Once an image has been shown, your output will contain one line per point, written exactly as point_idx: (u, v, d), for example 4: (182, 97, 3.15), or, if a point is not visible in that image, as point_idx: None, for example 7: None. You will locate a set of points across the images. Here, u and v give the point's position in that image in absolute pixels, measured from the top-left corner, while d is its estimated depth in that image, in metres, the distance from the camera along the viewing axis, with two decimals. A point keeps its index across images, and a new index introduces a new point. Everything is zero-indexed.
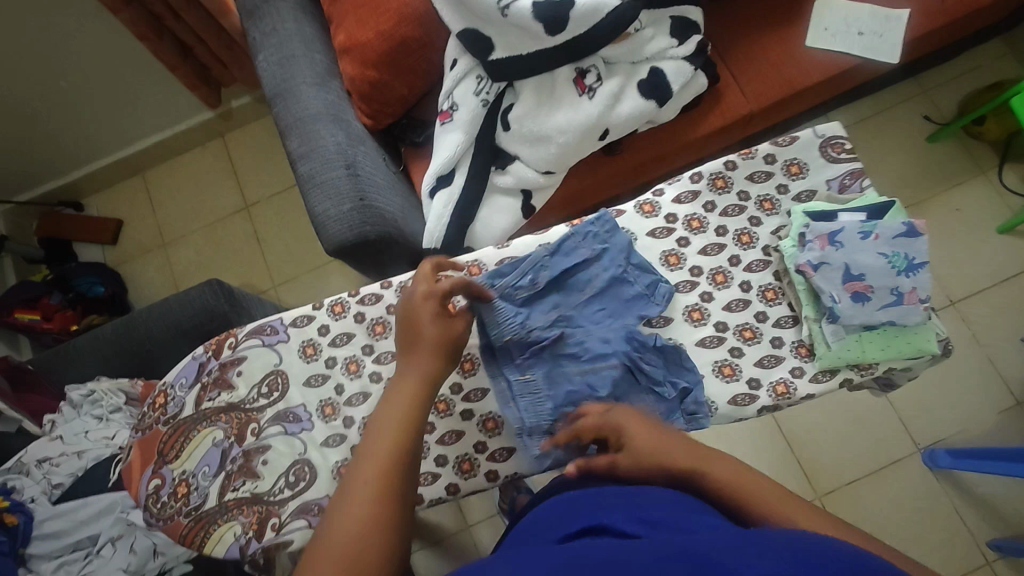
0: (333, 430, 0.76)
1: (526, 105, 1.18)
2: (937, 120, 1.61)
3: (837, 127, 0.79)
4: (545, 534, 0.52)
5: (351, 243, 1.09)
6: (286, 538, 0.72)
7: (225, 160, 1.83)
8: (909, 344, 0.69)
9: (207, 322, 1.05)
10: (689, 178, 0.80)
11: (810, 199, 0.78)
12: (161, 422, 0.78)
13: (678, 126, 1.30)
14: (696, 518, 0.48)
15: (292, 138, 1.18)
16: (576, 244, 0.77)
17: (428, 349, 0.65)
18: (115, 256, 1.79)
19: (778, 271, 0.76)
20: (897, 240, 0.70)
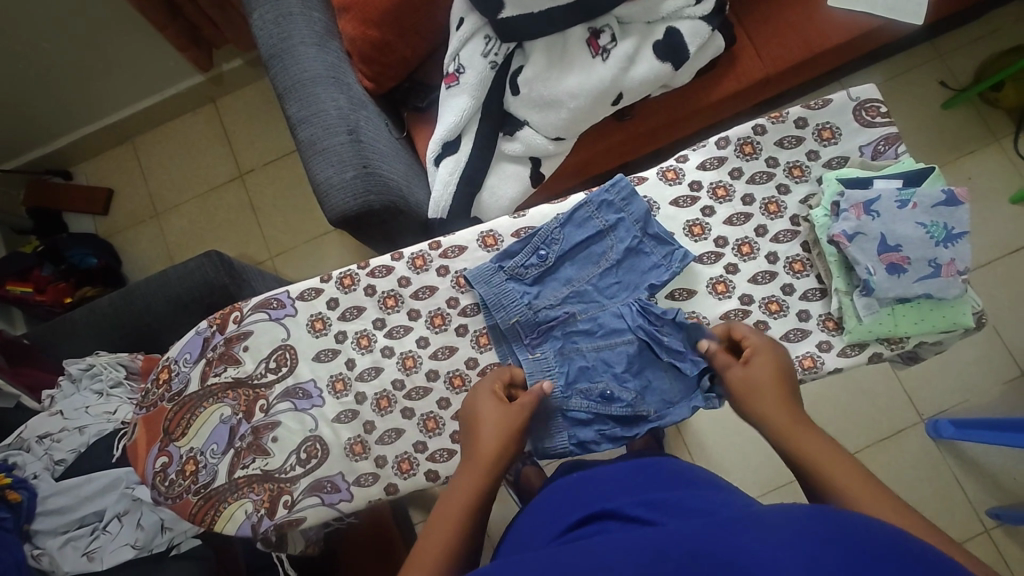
0: (345, 406, 0.73)
1: (536, 67, 1.12)
2: (953, 86, 1.56)
3: (872, 90, 0.75)
4: (551, 528, 0.56)
5: (355, 213, 1.05)
6: (298, 515, 0.70)
7: (218, 126, 1.76)
8: (944, 318, 0.67)
9: (208, 294, 1.02)
10: (715, 144, 0.76)
11: (841, 166, 0.74)
12: (165, 399, 0.76)
13: (692, 91, 1.25)
14: (695, 498, 0.51)
15: (290, 101, 1.12)
16: (590, 214, 0.74)
17: (506, 416, 0.64)
18: (108, 227, 1.74)
19: (807, 242, 0.73)
20: (937, 209, 0.66)
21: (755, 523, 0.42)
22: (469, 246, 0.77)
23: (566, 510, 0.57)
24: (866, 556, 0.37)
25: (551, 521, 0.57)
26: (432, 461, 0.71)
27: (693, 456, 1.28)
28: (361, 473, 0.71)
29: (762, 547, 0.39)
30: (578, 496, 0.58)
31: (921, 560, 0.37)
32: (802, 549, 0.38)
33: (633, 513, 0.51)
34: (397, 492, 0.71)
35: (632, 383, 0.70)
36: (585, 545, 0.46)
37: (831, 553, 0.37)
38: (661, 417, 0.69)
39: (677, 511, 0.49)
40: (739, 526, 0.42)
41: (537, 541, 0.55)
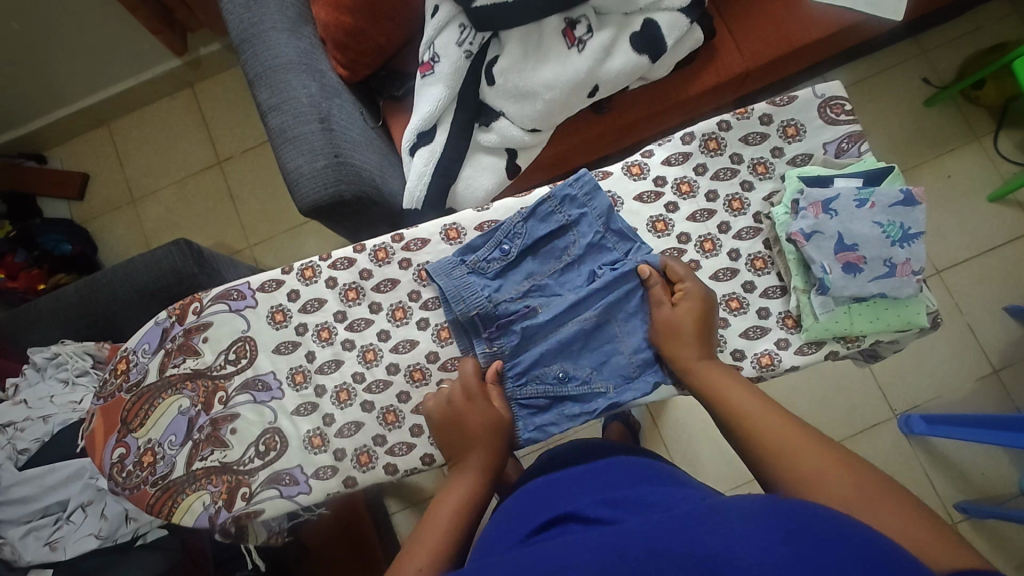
0: (305, 398, 0.73)
1: (512, 57, 1.11)
2: (936, 83, 1.56)
3: (837, 87, 0.75)
4: (514, 530, 0.54)
5: (324, 202, 1.04)
6: (256, 508, 0.70)
7: (195, 111, 1.73)
8: (899, 317, 0.67)
9: (175, 283, 1.01)
10: (680, 139, 0.75)
11: (805, 163, 0.74)
12: (124, 389, 0.75)
13: (670, 84, 1.24)
14: (654, 492, 0.51)
15: (261, 88, 1.11)
16: (552, 208, 0.74)
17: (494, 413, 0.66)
18: (83, 213, 1.72)
19: (768, 239, 0.73)
20: (894, 208, 0.66)
21: (715, 516, 0.41)
22: (432, 239, 0.76)
23: (529, 511, 0.56)
24: (825, 548, 0.37)
25: (514, 522, 0.55)
26: (391, 454, 0.71)
27: (668, 447, 1.29)
28: (319, 466, 0.71)
29: (723, 542, 0.39)
30: (542, 499, 0.57)
31: (872, 549, 0.38)
32: (763, 544, 0.38)
33: (595, 512, 0.49)
34: (355, 485, 0.71)
35: (587, 363, 0.70)
36: (550, 545, 0.44)
37: (790, 546, 0.37)
38: (618, 395, 0.69)
39: (638, 507, 0.48)
40: (700, 519, 0.41)
41: (500, 543, 0.53)
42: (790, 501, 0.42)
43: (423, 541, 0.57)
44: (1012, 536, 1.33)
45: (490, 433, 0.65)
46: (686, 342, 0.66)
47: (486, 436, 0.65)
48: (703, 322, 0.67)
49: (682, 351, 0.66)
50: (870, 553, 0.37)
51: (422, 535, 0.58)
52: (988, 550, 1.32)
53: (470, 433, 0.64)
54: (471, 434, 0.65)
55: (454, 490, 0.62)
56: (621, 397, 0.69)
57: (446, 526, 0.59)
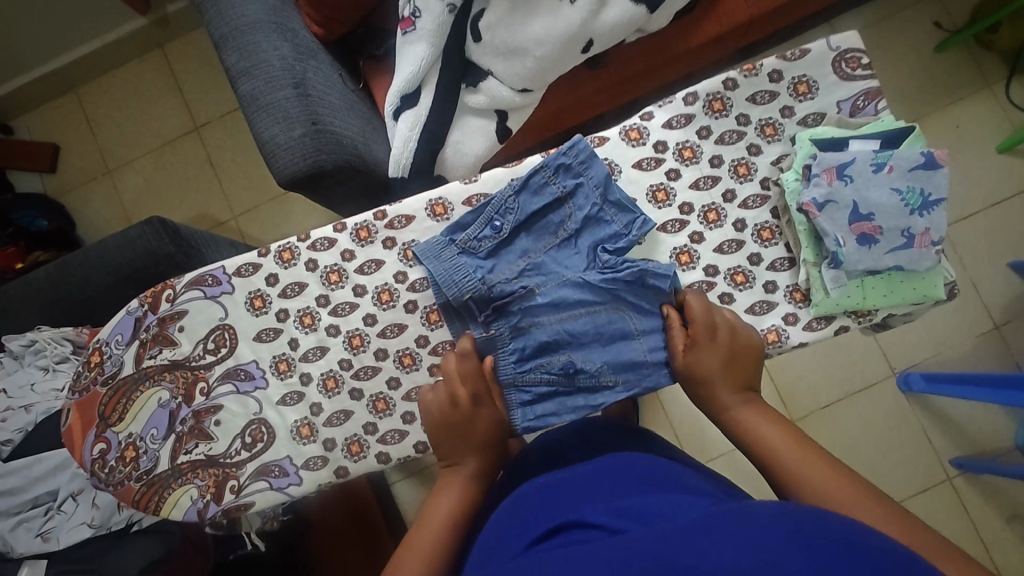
0: (290, 387, 0.70)
1: (499, 10, 1.02)
2: (947, 27, 1.47)
3: (853, 37, 0.69)
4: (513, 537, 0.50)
5: (305, 175, 0.98)
6: (246, 500, 0.67)
7: (166, 75, 1.63)
8: (915, 290, 0.63)
9: (152, 265, 0.96)
10: (682, 100, 0.69)
11: (817, 124, 0.68)
12: (99, 383, 0.71)
13: (668, 36, 1.16)
14: (667, 499, 0.47)
15: (229, 50, 1.03)
16: (546, 179, 0.69)
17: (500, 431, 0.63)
18: (57, 187, 1.64)
19: (776, 208, 0.68)
20: (914, 173, 0.62)
21: (725, 526, 0.38)
22: (417, 215, 0.71)
23: (531, 510, 0.51)
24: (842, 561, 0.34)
25: (514, 526, 0.51)
26: (383, 443, 0.69)
27: (667, 411, 1.28)
28: (309, 456, 0.69)
29: (730, 553, 0.35)
30: (541, 498, 0.53)
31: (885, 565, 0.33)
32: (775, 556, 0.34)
33: (599, 520, 0.45)
34: (347, 475, 0.69)
35: (590, 345, 0.66)
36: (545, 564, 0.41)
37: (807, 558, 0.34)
38: (626, 389, 0.65)
39: (643, 514, 0.45)
40: (710, 531, 0.38)
41: (500, 554, 0.49)
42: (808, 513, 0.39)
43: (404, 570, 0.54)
44: (1007, 489, 1.34)
45: (484, 449, 0.62)
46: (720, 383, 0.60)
47: (480, 451, 0.61)
48: (735, 360, 0.61)
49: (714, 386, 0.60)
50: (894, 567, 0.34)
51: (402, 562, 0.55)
52: (982, 503, 1.34)
53: (465, 452, 0.61)
54: (465, 450, 0.61)
55: (440, 509, 0.58)
56: (624, 388, 0.66)
57: (429, 552, 0.55)
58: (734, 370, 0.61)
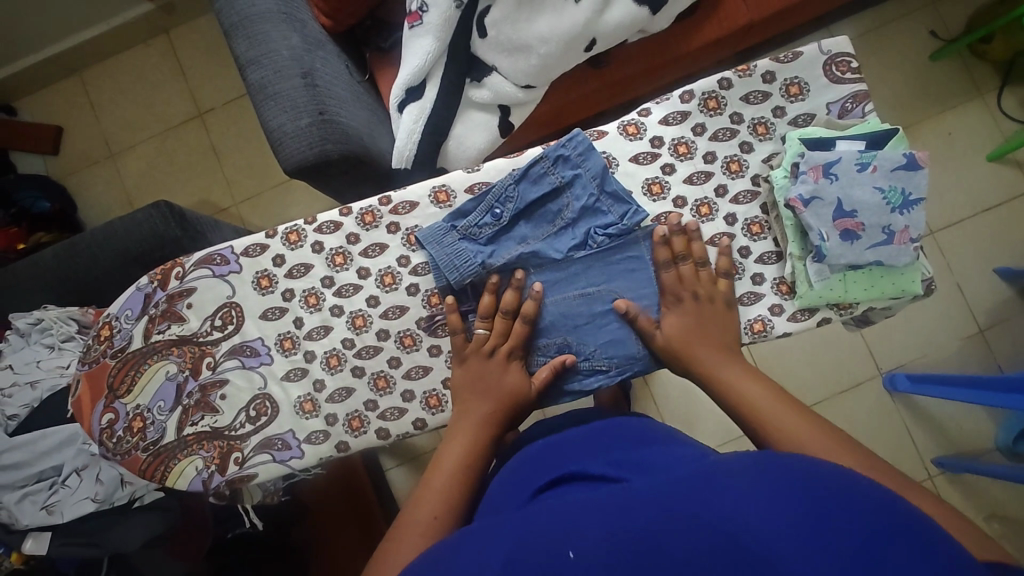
0: (294, 364, 0.73)
1: (504, 7, 1.05)
2: (942, 36, 1.50)
3: (844, 43, 0.72)
4: (521, 490, 0.54)
5: (311, 162, 1.00)
6: (249, 472, 0.70)
7: (171, 60, 1.65)
8: (893, 284, 0.66)
9: (159, 246, 0.98)
10: (679, 97, 0.72)
11: (807, 124, 0.71)
12: (108, 355, 0.74)
13: (669, 37, 1.19)
14: (661, 454, 0.51)
15: (239, 38, 1.05)
16: (545, 169, 0.71)
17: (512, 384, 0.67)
18: (60, 169, 1.66)
19: (765, 203, 0.71)
20: (896, 173, 0.64)
21: (720, 478, 0.41)
22: (421, 202, 0.74)
23: (535, 476, 0.55)
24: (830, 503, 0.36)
25: (523, 482, 0.55)
26: (382, 419, 0.71)
27: (658, 404, 1.31)
28: (311, 431, 0.71)
29: (726, 496, 0.39)
30: (547, 459, 0.57)
31: (868, 497, 0.37)
32: (767, 500, 0.37)
33: (601, 472, 0.49)
34: (348, 450, 0.71)
35: (588, 332, 0.70)
36: (556, 504, 0.45)
37: (798, 500, 0.37)
38: (618, 373, 0.70)
39: (644, 469, 0.48)
40: (710, 480, 0.40)
41: (510, 504, 0.53)
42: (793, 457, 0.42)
43: (422, 508, 0.57)
44: (987, 489, 1.38)
45: (501, 399, 0.66)
46: (699, 343, 0.65)
47: (496, 402, 0.65)
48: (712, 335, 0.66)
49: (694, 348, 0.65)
50: (878, 506, 0.37)
51: (418, 502, 0.58)
52: (962, 502, 1.38)
53: (479, 402, 0.66)
54: (478, 402, 0.66)
55: (454, 452, 0.62)
56: (614, 372, 0.70)
57: (442, 493, 0.58)
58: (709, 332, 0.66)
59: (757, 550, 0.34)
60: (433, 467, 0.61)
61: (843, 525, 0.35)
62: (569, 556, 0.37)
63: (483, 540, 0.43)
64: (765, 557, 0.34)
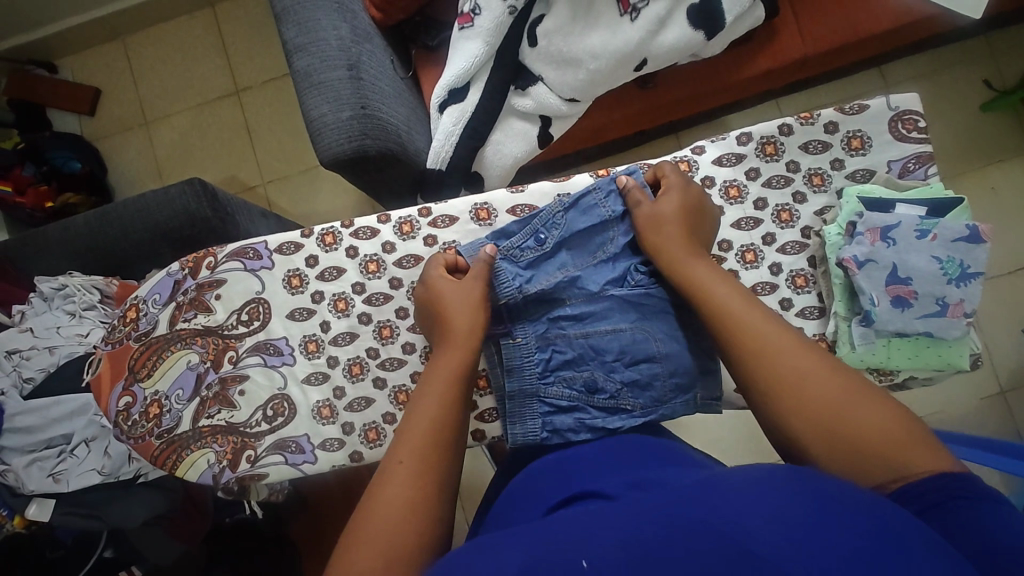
0: (316, 367, 0.72)
1: (559, 18, 1.03)
2: (996, 87, 1.46)
3: (913, 99, 0.69)
4: (531, 505, 0.53)
5: (349, 158, 0.99)
6: (260, 471, 0.69)
7: (214, 33, 1.64)
8: (939, 357, 0.64)
9: (189, 225, 0.98)
10: (736, 139, 0.70)
11: (865, 180, 0.69)
12: (132, 338, 0.74)
13: (721, 64, 1.16)
14: (674, 473, 0.50)
15: (288, 25, 1.04)
16: (596, 201, 0.71)
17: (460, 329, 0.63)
18: (93, 131, 1.66)
19: (814, 256, 0.69)
20: (956, 244, 0.62)
21: (724, 490, 0.40)
22: (461, 217, 0.73)
23: (547, 491, 0.54)
24: (834, 516, 0.36)
25: (535, 497, 0.54)
26: None
27: None
28: (326, 437, 0.70)
29: (734, 507, 0.38)
30: (559, 476, 0.56)
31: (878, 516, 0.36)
32: (773, 504, 0.37)
33: (613, 489, 0.48)
34: (361, 460, 0.70)
35: (618, 373, 0.67)
36: (566, 516, 0.44)
37: (804, 510, 0.36)
38: (643, 416, 0.66)
39: (652, 486, 0.47)
40: (717, 493, 0.40)
41: (521, 517, 0.52)
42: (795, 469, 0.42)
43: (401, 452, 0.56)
44: None
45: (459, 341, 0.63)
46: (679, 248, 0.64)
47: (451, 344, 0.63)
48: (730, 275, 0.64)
49: (672, 250, 0.64)
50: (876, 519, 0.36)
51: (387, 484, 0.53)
52: None
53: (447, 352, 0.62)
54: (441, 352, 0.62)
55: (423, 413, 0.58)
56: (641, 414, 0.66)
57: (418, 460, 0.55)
58: (689, 230, 0.66)
59: (756, 552, 0.34)
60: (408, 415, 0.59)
61: (847, 536, 0.34)
62: (582, 565, 0.36)
63: (491, 546, 0.42)
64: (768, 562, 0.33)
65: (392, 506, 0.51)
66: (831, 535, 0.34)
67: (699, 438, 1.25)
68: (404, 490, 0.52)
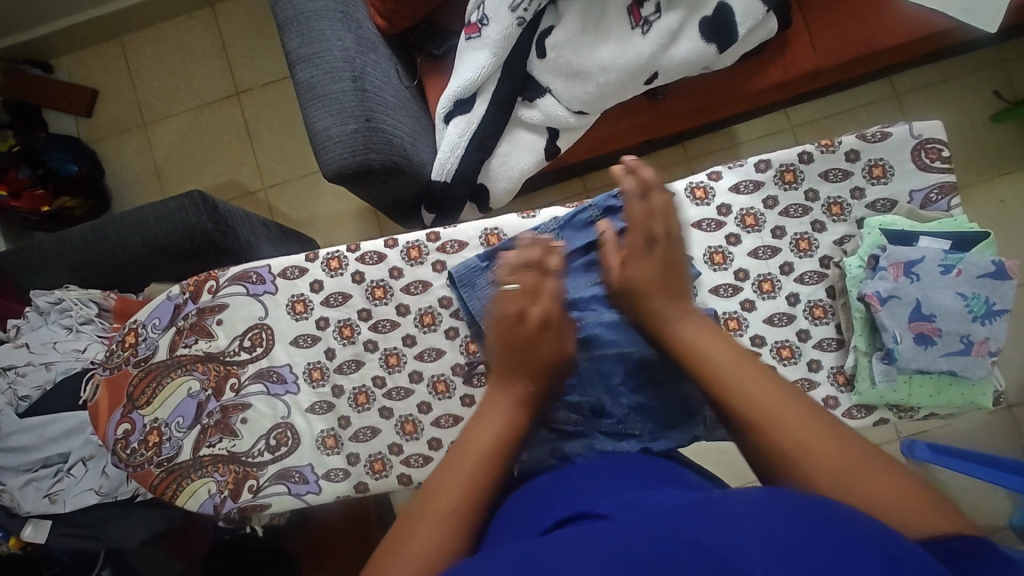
0: (320, 397, 0.70)
1: (568, 30, 1.01)
2: (1007, 98, 1.44)
3: (936, 126, 0.67)
4: (520, 528, 0.49)
5: (353, 171, 0.96)
6: (262, 501, 0.68)
7: (214, 34, 1.61)
8: (961, 396, 0.63)
9: (189, 240, 0.95)
10: (754, 165, 0.69)
11: (886, 210, 0.67)
12: (131, 363, 0.72)
13: (731, 76, 1.14)
14: (653, 490, 0.49)
15: (291, 34, 1.01)
16: (593, 222, 0.72)
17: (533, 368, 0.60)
18: (90, 132, 1.63)
19: (833, 287, 0.67)
20: (982, 280, 0.61)
21: (723, 509, 0.39)
22: (470, 242, 0.71)
23: (539, 510, 0.50)
24: (833, 546, 0.35)
25: (526, 517, 0.50)
26: (406, 465, 0.68)
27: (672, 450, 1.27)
28: (331, 467, 0.69)
29: (726, 526, 0.37)
30: (553, 494, 0.52)
31: (870, 539, 0.36)
32: (767, 526, 0.36)
33: (602, 507, 0.47)
34: (367, 491, 0.69)
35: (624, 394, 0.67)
36: (563, 539, 0.40)
37: (797, 532, 0.36)
38: (652, 441, 0.65)
39: (632, 504, 0.47)
40: (703, 509, 0.39)
41: (512, 537, 0.48)
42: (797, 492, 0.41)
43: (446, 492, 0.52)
44: None
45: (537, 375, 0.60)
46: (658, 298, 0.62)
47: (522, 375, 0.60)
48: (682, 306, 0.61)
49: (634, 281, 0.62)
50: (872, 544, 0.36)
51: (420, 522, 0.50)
52: None
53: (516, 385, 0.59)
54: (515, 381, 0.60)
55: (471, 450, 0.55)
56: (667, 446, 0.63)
57: (459, 500, 0.51)
58: (654, 261, 0.63)
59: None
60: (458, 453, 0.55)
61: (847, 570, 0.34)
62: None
63: (477, 567, 0.39)
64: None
65: (421, 546, 0.48)
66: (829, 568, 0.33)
67: (704, 455, 1.23)
68: (438, 532, 0.49)
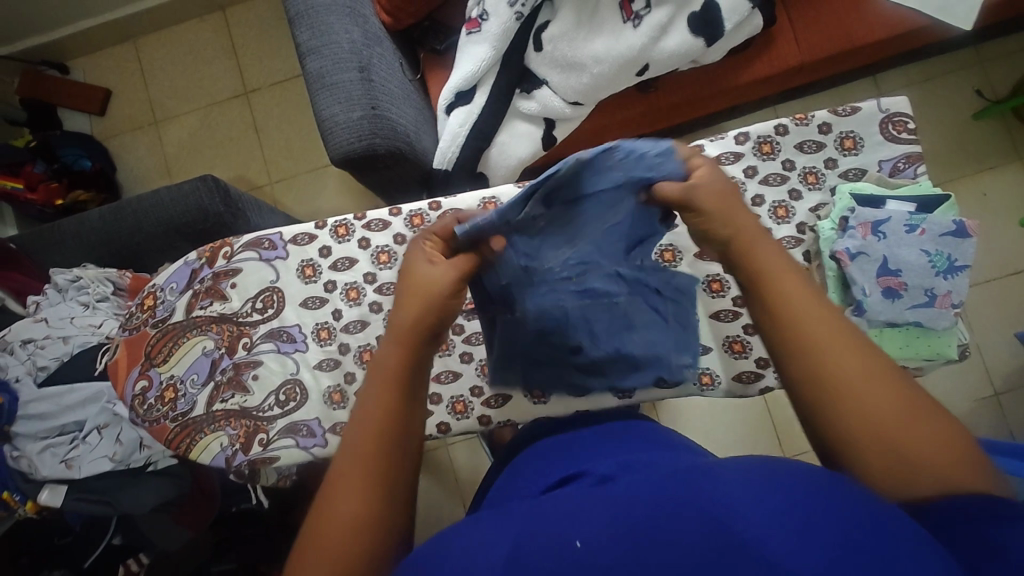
0: (327, 354, 0.74)
1: (564, 24, 1.07)
2: (987, 96, 1.50)
3: (903, 102, 0.72)
4: (524, 489, 0.54)
5: (357, 155, 1.01)
6: (271, 455, 0.71)
7: (225, 37, 1.68)
8: (928, 346, 0.69)
9: (201, 221, 1.00)
10: (733, 138, 0.74)
11: (858, 178, 0.72)
12: (149, 324, 0.76)
13: (720, 71, 1.20)
14: (655, 455, 0.53)
15: (301, 28, 1.07)
16: (612, 163, 0.62)
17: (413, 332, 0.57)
18: (104, 130, 1.69)
19: (808, 251, 0.72)
20: (944, 238, 0.68)
21: (713, 477, 0.42)
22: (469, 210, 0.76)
23: (543, 473, 0.56)
24: (823, 505, 0.38)
25: (529, 480, 0.56)
26: None
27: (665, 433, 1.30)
28: (337, 421, 0.72)
29: (723, 494, 0.40)
30: (556, 459, 0.57)
31: (856, 503, 0.39)
32: (756, 493, 0.39)
33: (604, 470, 0.51)
34: None
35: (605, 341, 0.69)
36: (564, 499, 0.45)
37: (787, 500, 0.38)
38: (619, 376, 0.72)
39: (636, 466, 0.50)
40: (699, 477, 0.42)
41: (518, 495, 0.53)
42: (782, 461, 0.43)
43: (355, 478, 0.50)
44: None
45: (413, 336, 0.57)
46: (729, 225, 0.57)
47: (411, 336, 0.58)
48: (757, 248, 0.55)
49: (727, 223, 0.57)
50: (865, 511, 0.38)
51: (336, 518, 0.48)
52: None
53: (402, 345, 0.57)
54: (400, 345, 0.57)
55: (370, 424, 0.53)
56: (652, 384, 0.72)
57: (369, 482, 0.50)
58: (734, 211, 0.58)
59: (743, 536, 0.36)
60: (356, 413, 0.54)
61: (838, 530, 0.36)
62: (576, 545, 0.38)
63: (485, 523, 0.45)
64: (752, 547, 0.35)
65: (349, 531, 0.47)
66: (817, 528, 0.36)
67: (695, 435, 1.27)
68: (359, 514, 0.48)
